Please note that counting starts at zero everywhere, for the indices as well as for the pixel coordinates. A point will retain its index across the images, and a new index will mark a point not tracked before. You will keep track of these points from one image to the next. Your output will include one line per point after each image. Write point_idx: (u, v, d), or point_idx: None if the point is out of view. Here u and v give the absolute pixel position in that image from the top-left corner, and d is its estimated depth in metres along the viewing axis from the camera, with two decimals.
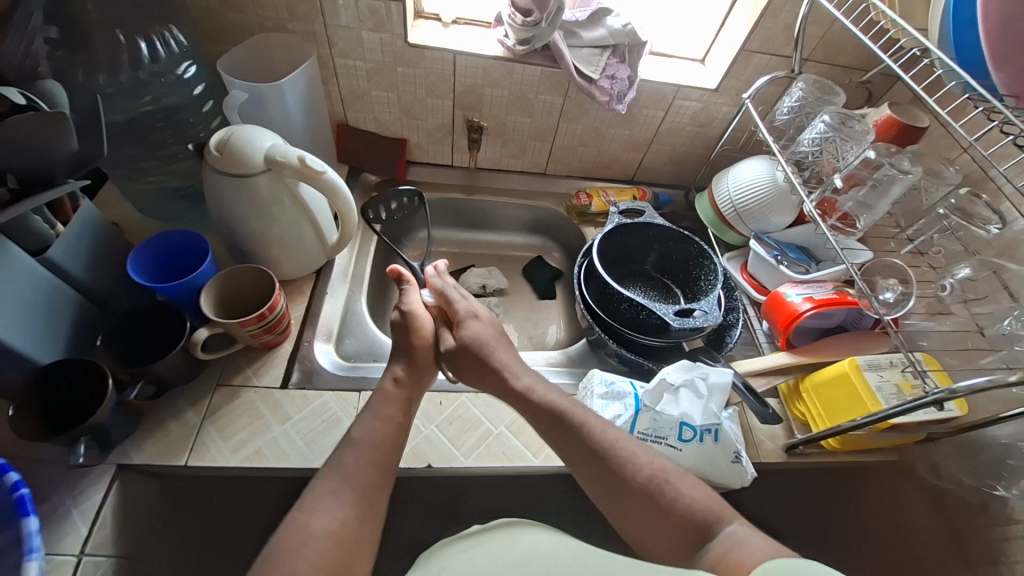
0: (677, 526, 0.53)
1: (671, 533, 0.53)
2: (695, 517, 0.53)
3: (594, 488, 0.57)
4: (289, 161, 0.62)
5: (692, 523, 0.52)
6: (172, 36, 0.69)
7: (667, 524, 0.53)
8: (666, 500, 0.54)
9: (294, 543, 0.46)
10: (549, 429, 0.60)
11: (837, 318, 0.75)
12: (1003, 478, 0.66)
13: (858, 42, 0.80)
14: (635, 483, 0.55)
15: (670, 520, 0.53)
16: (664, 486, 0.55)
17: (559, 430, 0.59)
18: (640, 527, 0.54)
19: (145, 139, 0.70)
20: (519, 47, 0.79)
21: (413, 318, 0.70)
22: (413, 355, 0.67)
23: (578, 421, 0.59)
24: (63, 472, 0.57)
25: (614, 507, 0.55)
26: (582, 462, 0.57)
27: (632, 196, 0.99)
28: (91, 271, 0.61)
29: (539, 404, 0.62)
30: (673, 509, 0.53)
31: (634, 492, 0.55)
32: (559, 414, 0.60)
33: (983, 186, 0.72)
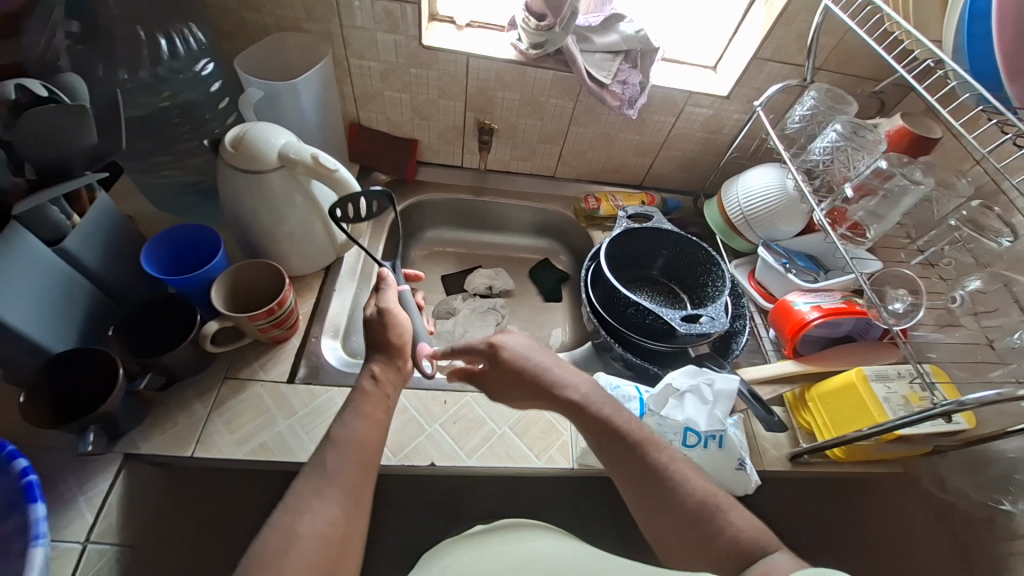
0: (719, 548, 0.50)
1: (711, 555, 0.49)
2: (740, 540, 0.50)
3: (634, 501, 0.54)
4: (303, 159, 0.63)
5: (731, 544, 0.49)
6: (191, 34, 0.71)
7: (709, 545, 0.50)
8: (708, 517, 0.51)
9: (279, 542, 0.45)
10: (595, 434, 0.58)
11: (844, 327, 0.74)
12: (1010, 493, 0.66)
13: (871, 52, 0.80)
14: (678, 499, 0.53)
15: (713, 542, 0.50)
16: (710, 504, 0.52)
17: (605, 438, 0.58)
18: (675, 544, 0.51)
19: (161, 133, 0.71)
20: (531, 51, 0.79)
21: (391, 318, 0.64)
22: (392, 353, 0.62)
23: (627, 430, 0.58)
24: (71, 460, 0.58)
25: (654, 522, 0.53)
26: (625, 472, 0.55)
27: (640, 201, 0.99)
28: (105, 263, 0.62)
29: (588, 413, 0.59)
30: (715, 528, 0.51)
31: (676, 508, 0.52)
32: (607, 419, 0.58)
33: (995, 198, 0.72)
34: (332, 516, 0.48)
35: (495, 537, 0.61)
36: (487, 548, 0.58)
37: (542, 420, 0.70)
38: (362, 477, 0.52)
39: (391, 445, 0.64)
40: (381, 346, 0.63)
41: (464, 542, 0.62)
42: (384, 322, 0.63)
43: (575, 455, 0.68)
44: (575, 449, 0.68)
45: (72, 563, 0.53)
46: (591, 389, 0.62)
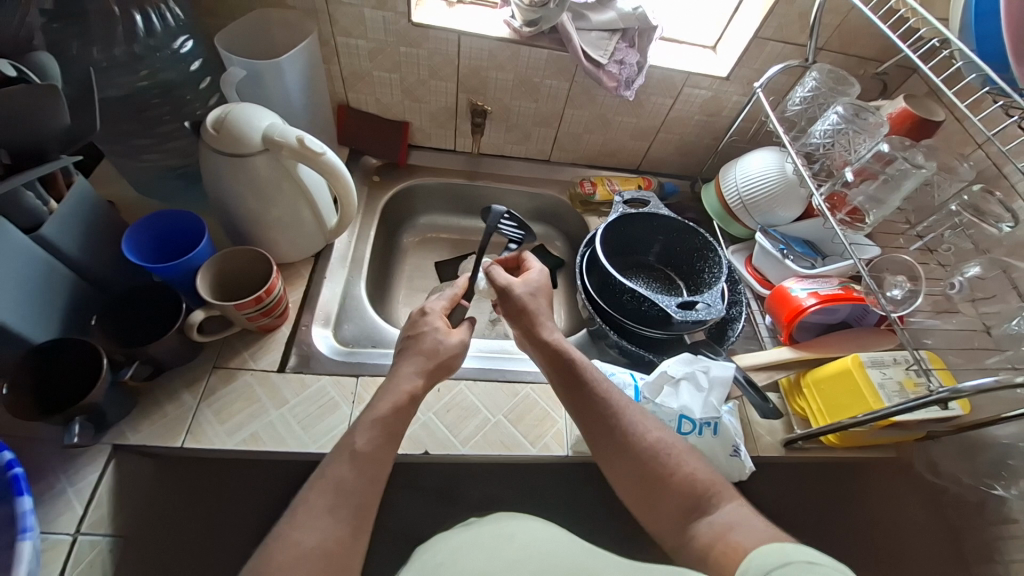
0: (675, 495, 0.54)
1: (670, 501, 0.54)
2: (696, 487, 0.54)
3: (597, 449, 0.58)
4: (287, 142, 0.60)
5: (688, 495, 0.54)
6: (168, 9, 0.68)
7: (666, 490, 0.55)
8: (669, 466, 0.55)
9: (284, 556, 0.46)
10: (565, 388, 0.61)
11: (840, 313, 0.74)
12: (1002, 478, 0.67)
13: (875, 32, 0.78)
14: (640, 451, 0.56)
15: (669, 485, 0.55)
16: (669, 454, 0.56)
17: (572, 390, 0.60)
18: (636, 491, 0.56)
19: (142, 116, 0.69)
20: (525, 28, 0.76)
21: (427, 336, 0.62)
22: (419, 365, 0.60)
23: (591, 384, 0.60)
24: (58, 453, 0.57)
25: (616, 470, 0.57)
26: (589, 422, 0.58)
27: (637, 185, 0.97)
28: (86, 250, 0.60)
29: (559, 371, 0.62)
30: (676, 479, 0.55)
31: (636, 457, 0.56)
32: (577, 365, 0.62)
33: (996, 183, 0.71)
34: (327, 525, 0.48)
35: (482, 526, 0.61)
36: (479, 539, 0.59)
37: (537, 408, 0.70)
38: (357, 470, 0.51)
39: None
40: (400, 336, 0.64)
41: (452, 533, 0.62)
42: (453, 356, 0.63)
43: (570, 441, 0.68)
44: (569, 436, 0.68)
45: (63, 555, 0.52)
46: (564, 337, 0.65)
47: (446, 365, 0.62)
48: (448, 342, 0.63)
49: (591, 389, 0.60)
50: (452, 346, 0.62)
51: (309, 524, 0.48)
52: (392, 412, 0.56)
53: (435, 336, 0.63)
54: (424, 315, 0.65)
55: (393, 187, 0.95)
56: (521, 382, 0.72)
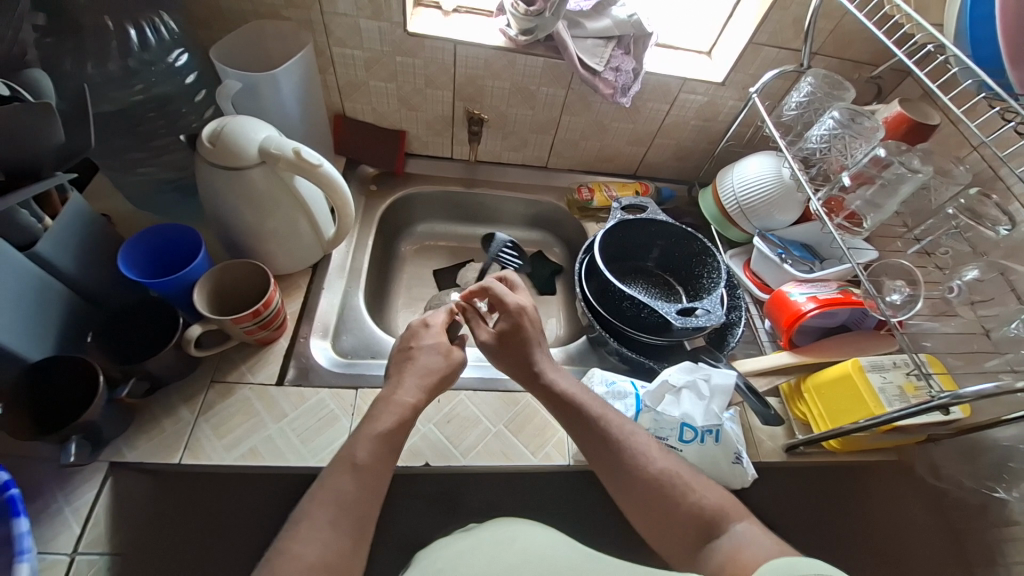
0: (684, 523, 0.54)
1: (680, 532, 0.54)
2: (704, 513, 0.54)
3: (607, 480, 0.58)
4: (284, 154, 0.60)
5: (696, 520, 0.54)
6: (162, 23, 0.67)
7: (675, 519, 0.54)
8: (677, 494, 0.55)
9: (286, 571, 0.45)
10: (568, 420, 0.61)
11: (839, 317, 0.74)
12: (1004, 480, 0.67)
13: (870, 36, 0.78)
14: (645, 482, 0.56)
15: (678, 513, 0.54)
16: (677, 481, 0.56)
17: (578, 422, 0.61)
18: (648, 520, 0.55)
19: (136, 129, 0.68)
20: (521, 37, 0.76)
21: (425, 351, 0.63)
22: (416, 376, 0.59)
23: (595, 415, 0.61)
24: (54, 471, 0.56)
25: (627, 499, 0.57)
26: (595, 453, 0.59)
27: (635, 190, 0.97)
28: (81, 266, 0.60)
29: (565, 405, 0.62)
30: (685, 505, 0.55)
31: (641, 489, 0.56)
32: (576, 400, 0.62)
33: (992, 185, 0.71)
34: (330, 541, 0.47)
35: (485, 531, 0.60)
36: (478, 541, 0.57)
37: (537, 417, 0.70)
38: (359, 485, 0.51)
39: None
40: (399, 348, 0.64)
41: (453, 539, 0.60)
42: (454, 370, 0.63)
43: (571, 450, 0.67)
44: (571, 445, 0.67)
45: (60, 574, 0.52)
46: (563, 379, 0.65)
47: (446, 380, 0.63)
48: (450, 357, 0.63)
49: (594, 420, 0.60)
50: (455, 361, 0.63)
51: (308, 538, 0.47)
52: (398, 427, 0.56)
53: (438, 351, 0.63)
54: (425, 328, 0.65)
55: (390, 196, 0.94)
56: (521, 391, 0.72)
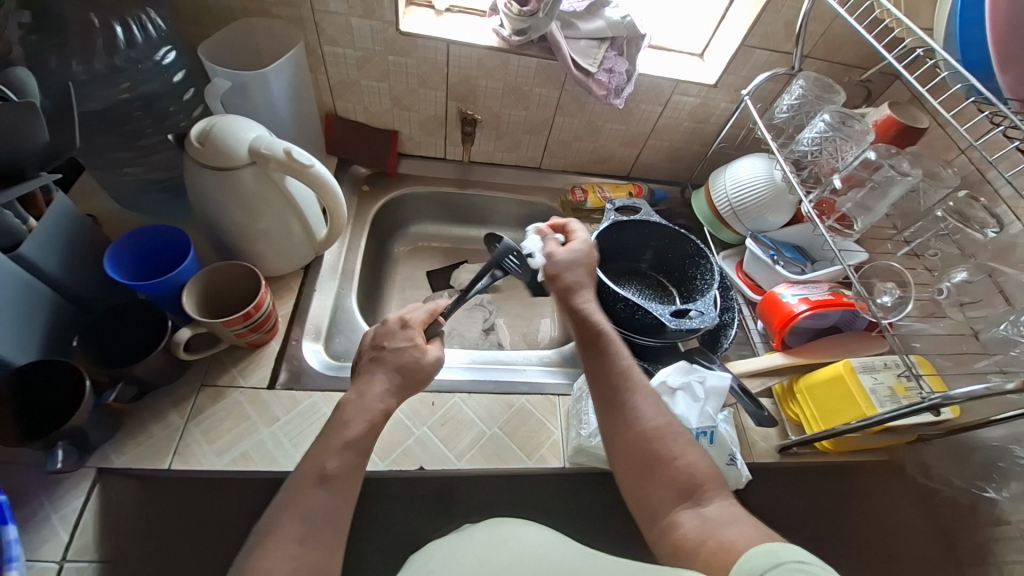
0: (670, 478, 0.54)
1: (659, 488, 0.54)
2: (693, 476, 0.53)
3: (602, 420, 0.59)
4: (275, 154, 0.59)
5: (684, 482, 0.53)
6: (150, 20, 0.65)
7: (663, 471, 0.54)
8: (670, 450, 0.55)
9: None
10: (589, 359, 0.63)
11: (831, 318, 0.74)
12: (993, 480, 0.68)
13: (859, 39, 0.79)
14: (640, 433, 0.56)
15: (666, 468, 0.54)
16: (674, 439, 0.56)
17: (597, 365, 0.62)
18: (632, 465, 0.55)
19: (122, 129, 0.67)
20: (514, 37, 0.76)
21: (404, 352, 0.60)
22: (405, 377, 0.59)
23: (615, 361, 0.62)
24: (40, 478, 0.55)
25: (616, 444, 0.57)
26: (599, 394, 0.60)
27: (628, 191, 0.98)
28: (67, 269, 0.59)
29: (590, 350, 0.64)
30: (674, 462, 0.54)
31: (636, 435, 0.56)
32: (605, 342, 0.64)
33: (980, 188, 0.72)
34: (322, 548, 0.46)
35: (479, 530, 0.59)
36: (473, 540, 0.57)
37: (532, 419, 0.69)
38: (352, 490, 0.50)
39: (378, 451, 0.63)
40: (371, 348, 0.61)
41: (447, 540, 0.59)
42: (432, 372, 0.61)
43: (566, 452, 0.67)
44: (565, 447, 0.67)
45: None
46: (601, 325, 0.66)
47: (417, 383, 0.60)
48: (425, 359, 0.60)
49: (613, 363, 0.62)
50: (431, 364, 0.60)
51: (301, 541, 0.46)
52: (368, 432, 0.54)
53: (414, 353, 0.60)
54: (400, 328, 0.62)
55: (383, 197, 0.94)
56: (516, 394, 0.72)
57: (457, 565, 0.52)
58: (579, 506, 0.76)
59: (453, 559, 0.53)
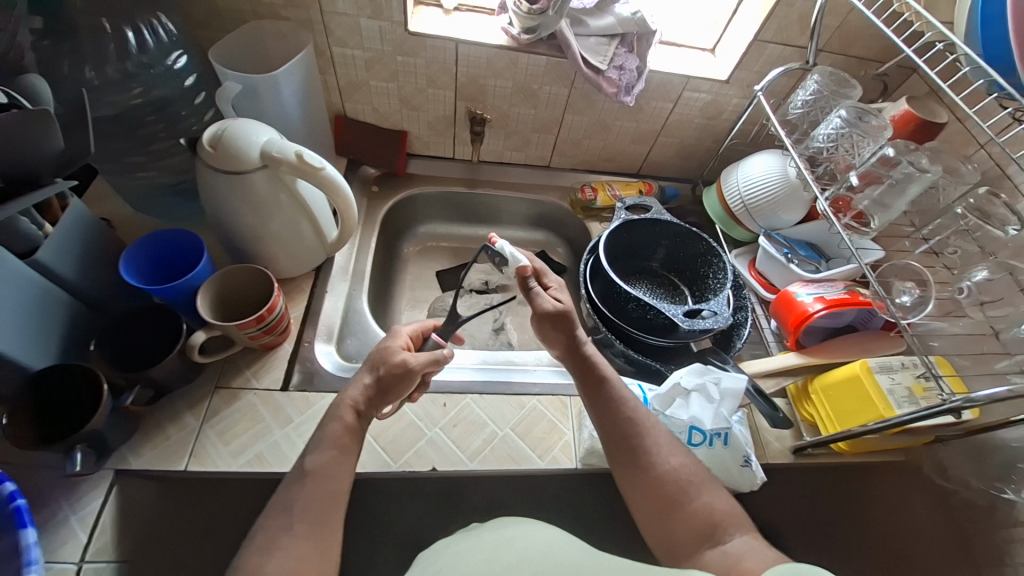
0: (691, 521, 0.54)
1: (682, 530, 0.54)
2: (713, 516, 0.54)
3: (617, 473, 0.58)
4: (286, 157, 0.59)
5: (704, 520, 0.54)
6: (161, 25, 0.66)
7: (682, 515, 0.55)
8: (687, 493, 0.56)
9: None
10: (595, 401, 0.62)
11: (846, 317, 0.73)
12: (1011, 482, 0.67)
13: (877, 32, 0.77)
14: (659, 477, 0.56)
15: (686, 512, 0.55)
16: (688, 480, 0.56)
17: (608, 417, 0.60)
18: (652, 510, 0.56)
19: (136, 133, 0.67)
20: (523, 36, 0.75)
21: (385, 353, 0.59)
22: (380, 379, 0.58)
23: (626, 409, 0.61)
24: (59, 480, 0.56)
25: (637, 495, 0.57)
26: (613, 447, 0.59)
27: (638, 189, 0.97)
28: (83, 273, 0.59)
29: (599, 400, 0.62)
30: (692, 504, 0.55)
31: (653, 481, 0.56)
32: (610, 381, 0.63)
33: (1001, 184, 0.71)
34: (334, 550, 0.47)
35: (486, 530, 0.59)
36: (480, 540, 0.57)
37: (543, 420, 0.69)
38: None
39: (391, 451, 0.63)
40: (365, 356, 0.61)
41: (456, 540, 0.59)
42: (399, 375, 0.58)
43: (578, 453, 0.67)
44: (577, 448, 0.67)
45: None
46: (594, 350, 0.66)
47: (388, 386, 0.58)
48: (393, 363, 0.59)
49: (622, 405, 0.61)
50: (394, 363, 0.58)
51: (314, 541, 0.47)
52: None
53: (386, 355, 0.59)
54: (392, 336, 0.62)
55: (392, 197, 0.94)
56: (527, 394, 0.72)
57: (464, 565, 0.52)
58: (590, 506, 0.76)
59: (462, 559, 0.53)
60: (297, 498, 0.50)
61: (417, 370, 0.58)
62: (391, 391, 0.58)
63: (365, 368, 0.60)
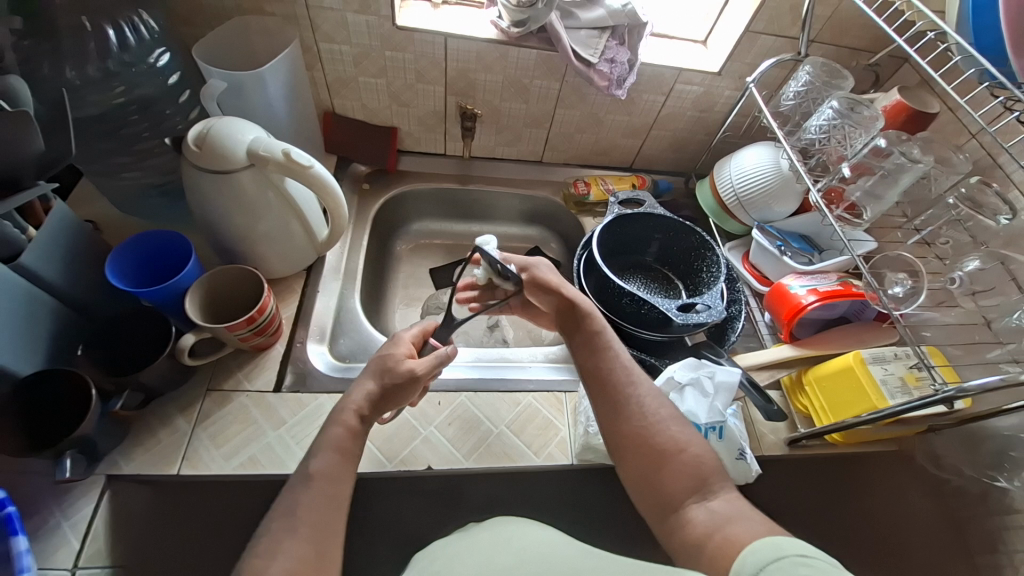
0: (681, 470, 0.54)
1: (670, 482, 0.54)
2: (699, 469, 0.54)
3: (600, 416, 0.60)
4: (273, 155, 0.58)
5: (694, 474, 0.54)
6: (142, 22, 0.64)
7: (671, 466, 0.55)
8: (677, 445, 0.56)
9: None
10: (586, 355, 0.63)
11: (840, 309, 0.73)
12: (1005, 469, 0.67)
13: (867, 22, 0.77)
14: (648, 426, 0.57)
15: (675, 460, 0.55)
16: (676, 434, 0.57)
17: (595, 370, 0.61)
18: (640, 458, 0.56)
19: (119, 133, 0.66)
20: (513, 29, 0.75)
21: (387, 361, 0.59)
22: (384, 387, 0.57)
23: (613, 363, 0.62)
24: (49, 486, 0.55)
25: (625, 442, 0.57)
26: (597, 391, 0.60)
27: (631, 183, 0.96)
28: (69, 277, 0.58)
29: (587, 352, 0.63)
30: (682, 455, 0.55)
31: (642, 429, 0.57)
32: (600, 335, 0.64)
33: (992, 173, 0.71)
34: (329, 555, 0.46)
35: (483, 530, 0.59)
36: (477, 540, 0.57)
37: (539, 416, 0.69)
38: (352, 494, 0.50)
39: (386, 451, 0.63)
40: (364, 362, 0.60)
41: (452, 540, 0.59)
42: (403, 384, 0.58)
43: (574, 449, 0.67)
44: (573, 444, 0.67)
45: None
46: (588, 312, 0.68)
47: (393, 394, 0.58)
48: (396, 371, 0.58)
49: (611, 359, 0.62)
50: (400, 374, 0.57)
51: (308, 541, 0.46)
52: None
53: (389, 363, 0.58)
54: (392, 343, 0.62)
55: (383, 195, 0.93)
56: (522, 391, 0.71)
57: (461, 564, 0.52)
58: (587, 502, 0.76)
59: (459, 559, 0.53)
60: (291, 499, 0.49)
61: (423, 377, 0.58)
62: (396, 398, 0.58)
63: (367, 374, 0.59)
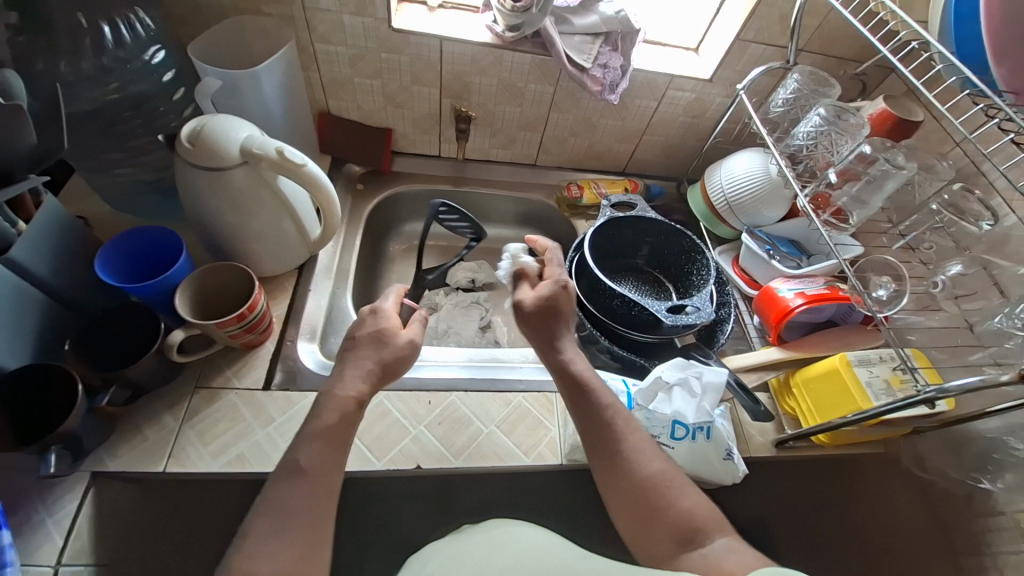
0: (672, 524, 0.52)
1: (659, 535, 0.52)
2: (692, 520, 0.52)
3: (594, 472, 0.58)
4: (266, 154, 0.59)
5: (683, 522, 0.52)
6: (138, 19, 0.64)
7: (662, 520, 0.53)
8: (668, 497, 0.54)
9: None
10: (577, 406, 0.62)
11: (826, 313, 0.74)
12: (988, 471, 0.68)
13: (854, 32, 0.79)
14: (637, 478, 0.55)
15: (666, 515, 0.53)
16: (665, 484, 0.55)
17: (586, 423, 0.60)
18: (632, 515, 0.54)
19: (112, 129, 0.66)
20: (508, 33, 0.76)
21: (385, 337, 0.63)
22: (386, 363, 0.61)
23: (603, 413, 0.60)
24: (33, 482, 0.55)
25: (617, 498, 0.55)
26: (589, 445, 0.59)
27: (624, 187, 0.97)
28: (58, 272, 0.58)
29: (576, 395, 0.62)
30: (671, 508, 0.53)
31: (632, 484, 0.55)
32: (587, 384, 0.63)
33: (975, 180, 0.72)
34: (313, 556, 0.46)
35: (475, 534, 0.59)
36: (469, 542, 0.57)
37: (529, 417, 0.69)
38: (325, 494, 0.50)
39: (376, 449, 0.63)
40: (352, 337, 0.63)
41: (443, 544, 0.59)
42: (403, 356, 0.63)
43: (563, 449, 0.67)
44: (562, 444, 0.67)
45: None
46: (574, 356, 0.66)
47: (393, 366, 0.62)
48: (393, 343, 0.62)
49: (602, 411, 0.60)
50: (401, 346, 0.62)
51: (293, 533, 0.46)
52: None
53: (384, 338, 0.62)
54: (372, 315, 0.65)
55: (378, 195, 0.93)
56: (513, 391, 0.72)
57: (455, 565, 0.51)
58: (578, 503, 0.76)
59: (453, 560, 0.53)
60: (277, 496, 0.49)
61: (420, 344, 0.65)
62: (395, 371, 0.62)
63: (366, 357, 0.61)
